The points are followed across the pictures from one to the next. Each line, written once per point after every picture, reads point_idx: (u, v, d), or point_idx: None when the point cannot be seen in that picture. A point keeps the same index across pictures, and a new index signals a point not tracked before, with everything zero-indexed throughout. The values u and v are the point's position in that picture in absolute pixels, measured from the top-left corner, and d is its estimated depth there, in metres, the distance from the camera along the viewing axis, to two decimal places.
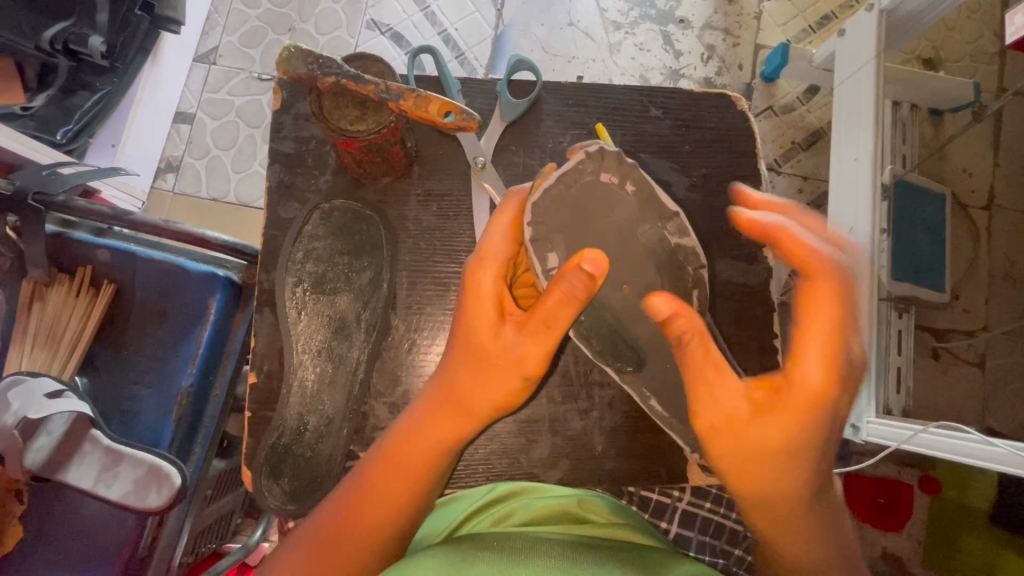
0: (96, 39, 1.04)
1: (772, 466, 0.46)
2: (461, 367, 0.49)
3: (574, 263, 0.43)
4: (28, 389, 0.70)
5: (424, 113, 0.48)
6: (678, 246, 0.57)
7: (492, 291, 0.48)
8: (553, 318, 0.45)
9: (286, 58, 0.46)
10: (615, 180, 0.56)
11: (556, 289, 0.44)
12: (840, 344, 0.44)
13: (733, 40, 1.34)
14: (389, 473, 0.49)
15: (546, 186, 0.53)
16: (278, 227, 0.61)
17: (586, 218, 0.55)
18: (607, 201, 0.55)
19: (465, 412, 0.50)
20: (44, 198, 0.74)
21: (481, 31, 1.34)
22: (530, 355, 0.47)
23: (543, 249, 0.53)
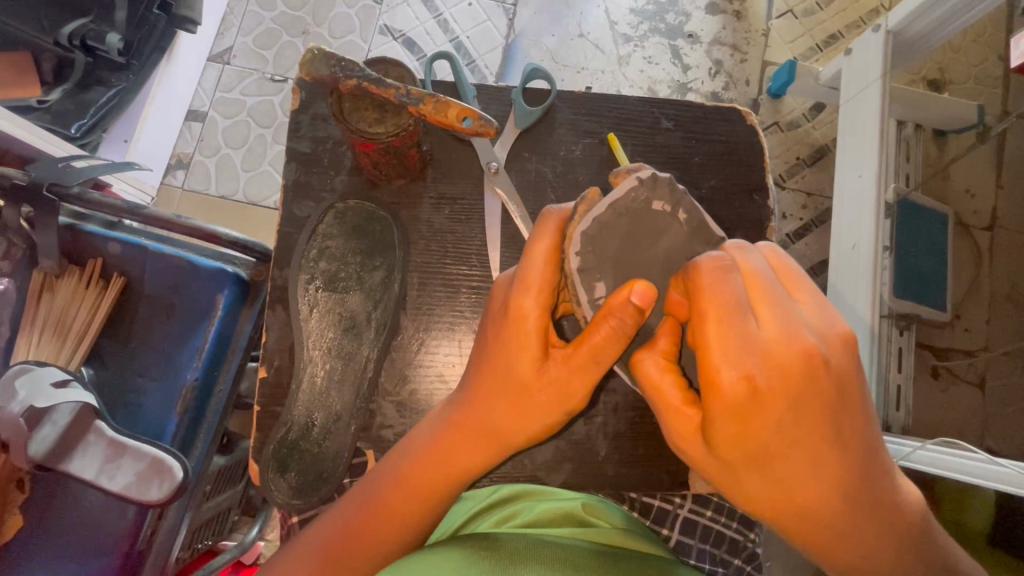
0: (113, 36, 1.07)
1: (742, 470, 0.41)
2: (500, 398, 0.49)
3: (622, 301, 0.42)
4: (35, 378, 0.70)
5: (443, 118, 0.49)
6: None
7: (533, 323, 0.47)
8: (600, 352, 0.45)
9: (309, 60, 0.47)
10: (667, 208, 0.52)
11: (605, 325, 0.43)
12: (735, 342, 0.38)
13: (741, 56, 1.36)
14: (391, 497, 0.51)
15: (592, 215, 0.50)
16: (292, 225, 0.62)
17: (634, 248, 0.51)
18: (655, 230, 0.51)
19: (486, 438, 0.50)
20: (59, 189, 0.74)
21: (493, 40, 1.36)
22: (576, 388, 0.47)
23: (591, 279, 0.50)
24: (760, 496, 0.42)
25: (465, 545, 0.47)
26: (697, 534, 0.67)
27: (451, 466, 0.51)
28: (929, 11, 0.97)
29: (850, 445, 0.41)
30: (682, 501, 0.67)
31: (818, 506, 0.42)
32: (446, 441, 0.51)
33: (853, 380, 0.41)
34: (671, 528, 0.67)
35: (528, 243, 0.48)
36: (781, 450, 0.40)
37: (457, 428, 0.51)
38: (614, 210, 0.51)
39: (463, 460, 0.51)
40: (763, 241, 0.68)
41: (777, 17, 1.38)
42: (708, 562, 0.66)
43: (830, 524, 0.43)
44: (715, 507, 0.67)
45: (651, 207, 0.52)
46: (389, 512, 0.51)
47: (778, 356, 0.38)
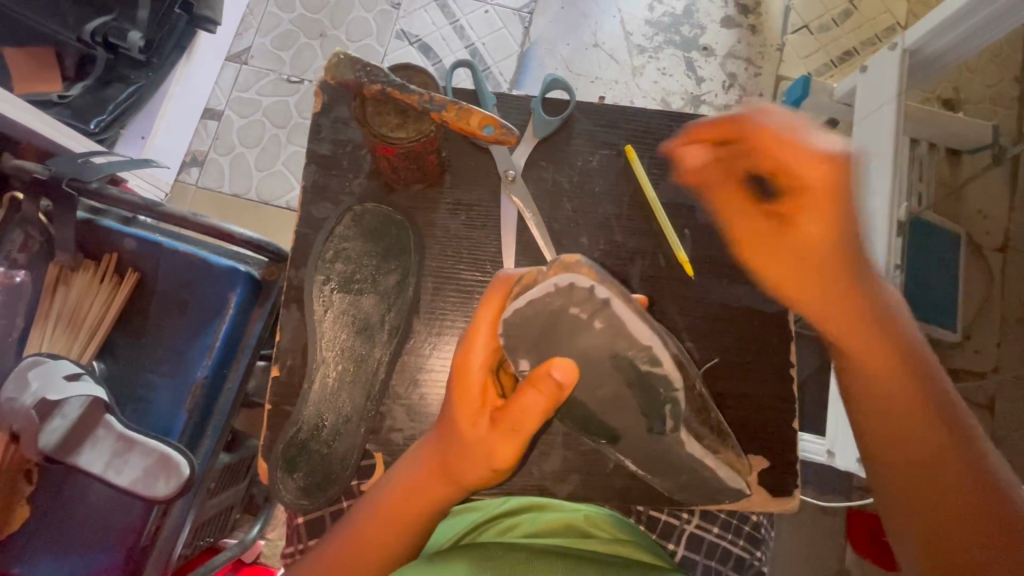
0: (135, 34, 1.08)
1: (845, 321, 0.55)
2: (449, 440, 0.49)
3: (544, 375, 0.43)
4: (48, 370, 0.72)
5: (465, 125, 0.49)
6: (650, 373, 0.48)
7: (477, 377, 0.48)
8: (523, 420, 0.45)
9: (336, 64, 0.48)
10: (585, 314, 0.46)
11: (524, 392, 0.44)
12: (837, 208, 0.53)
13: (755, 70, 1.36)
14: (372, 523, 0.51)
15: (519, 299, 0.45)
16: (310, 226, 0.62)
17: (554, 343, 0.47)
18: (576, 330, 0.46)
19: (445, 477, 0.50)
20: (78, 184, 0.75)
21: (508, 47, 1.37)
22: (501, 450, 0.47)
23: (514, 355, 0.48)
24: (856, 345, 0.55)
25: (460, 560, 0.48)
26: (703, 550, 0.66)
27: (424, 497, 0.51)
28: (951, 28, 0.98)
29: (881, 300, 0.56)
30: (690, 516, 0.67)
31: (884, 347, 0.55)
32: (415, 478, 0.51)
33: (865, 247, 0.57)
34: (677, 543, 0.66)
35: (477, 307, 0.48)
36: (856, 295, 0.55)
37: (422, 468, 0.51)
38: (533, 305, 0.45)
39: (431, 494, 0.51)
40: None
41: (793, 32, 1.38)
42: None
43: (896, 366, 0.55)
44: (723, 524, 0.66)
45: (568, 313, 0.46)
46: (368, 541, 0.51)
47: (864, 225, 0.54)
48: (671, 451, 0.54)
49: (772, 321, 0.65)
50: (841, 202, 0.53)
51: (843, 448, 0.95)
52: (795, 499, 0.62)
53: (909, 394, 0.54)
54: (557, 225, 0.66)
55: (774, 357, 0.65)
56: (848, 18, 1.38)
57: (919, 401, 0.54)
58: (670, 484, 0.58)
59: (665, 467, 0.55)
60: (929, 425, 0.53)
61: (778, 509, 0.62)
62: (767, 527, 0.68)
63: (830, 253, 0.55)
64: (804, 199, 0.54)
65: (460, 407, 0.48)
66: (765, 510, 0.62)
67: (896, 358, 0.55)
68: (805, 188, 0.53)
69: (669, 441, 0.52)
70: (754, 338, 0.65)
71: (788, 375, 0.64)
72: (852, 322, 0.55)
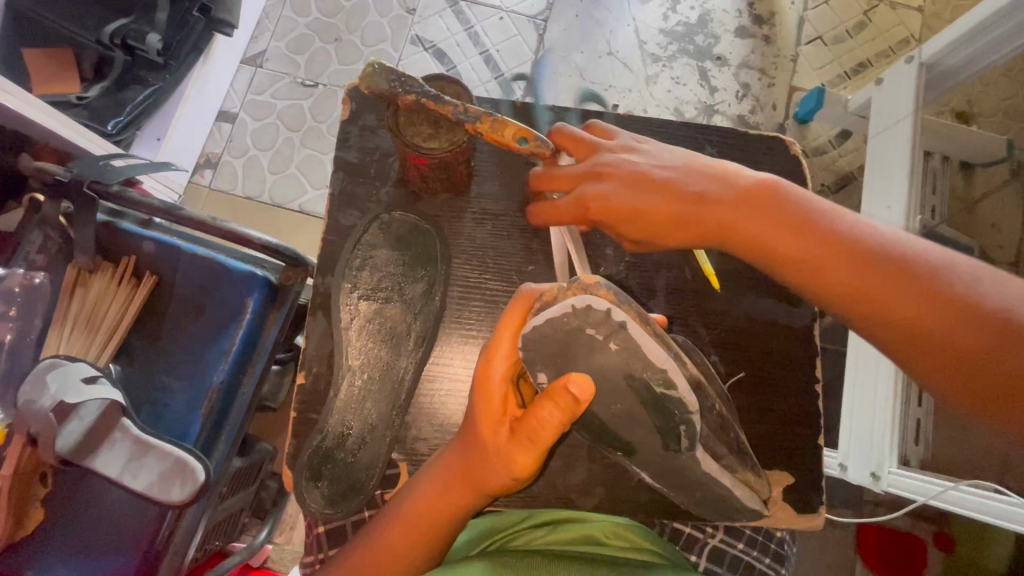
0: (154, 36, 1.08)
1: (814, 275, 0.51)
2: (467, 448, 0.50)
3: (561, 390, 0.44)
4: (66, 373, 0.71)
5: (500, 137, 0.49)
6: (666, 397, 0.45)
7: (497, 387, 0.48)
8: (541, 430, 0.46)
9: (370, 74, 0.48)
10: (600, 335, 0.43)
11: (542, 406, 0.45)
12: (653, 184, 0.57)
13: (768, 80, 1.36)
14: (392, 535, 0.51)
15: (539, 316, 0.44)
16: (337, 234, 0.62)
17: (570, 360, 0.45)
18: (589, 346, 0.44)
19: (463, 486, 0.50)
20: (99, 187, 0.75)
21: (522, 54, 1.37)
22: (520, 461, 0.47)
23: (533, 368, 0.48)
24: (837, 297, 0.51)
25: (481, 566, 0.49)
26: (726, 564, 0.65)
27: (442, 507, 0.51)
28: (972, 40, 0.97)
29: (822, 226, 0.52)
30: (713, 530, 0.66)
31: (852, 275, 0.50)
32: (433, 489, 0.51)
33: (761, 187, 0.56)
34: (699, 556, 0.66)
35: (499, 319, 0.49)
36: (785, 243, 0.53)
37: (441, 480, 0.51)
38: (550, 325, 0.43)
39: (450, 503, 0.51)
40: None
41: (806, 43, 1.38)
42: None
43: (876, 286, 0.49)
44: (746, 539, 0.65)
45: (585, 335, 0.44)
46: (390, 551, 0.51)
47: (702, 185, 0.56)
48: (688, 469, 0.52)
49: (797, 335, 0.65)
50: (649, 194, 0.57)
51: (858, 462, 0.94)
52: (819, 517, 0.62)
53: (864, 282, 0.49)
54: (582, 235, 0.65)
55: (798, 371, 0.65)
56: (863, 29, 1.38)
57: (876, 284, 0.49)
58: (686, 498, 0.57)
59: (680, 482, 0.54)
60: (901, 299, 0.47)
61: (802, 526, 0.62)
62: (790, 544, 0.68)
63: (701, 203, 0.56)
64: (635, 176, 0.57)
65: (481, 416, 0.48)
66: (788, 527, 0.62)
67: (833, 250, 0.51)
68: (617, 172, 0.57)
69: (686, 459, 0.51)
70: (778, 352, 0.65)
71: (811, 390, 0.64)
72: (773, 241, 0.53)
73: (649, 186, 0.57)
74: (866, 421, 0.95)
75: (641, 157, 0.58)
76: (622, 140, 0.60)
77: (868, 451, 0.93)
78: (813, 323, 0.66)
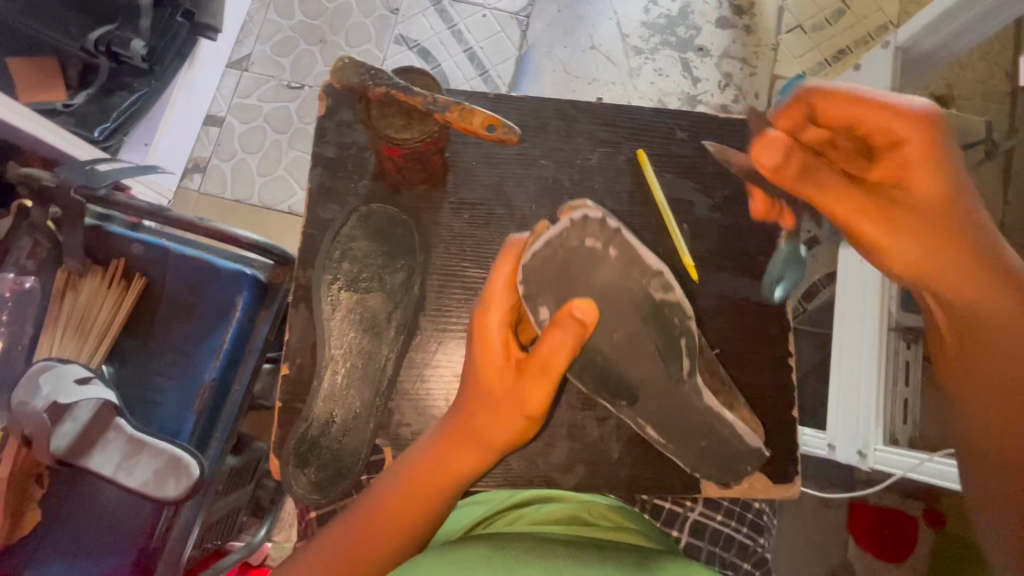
0: (138, 42, 1.09)
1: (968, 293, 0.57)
2: (471, 401, 0.51)
3: (566, 313, 0.45)
4: (58, 375, 0.73)
5: (468, 125, 0.50)
6: (664, 301, 0.52)
7: (497, 335, 0.50)
8: (550, 361, 0.46)
9: (340, 68, 0.50)
10: (599, 245, 0.50)
11: (549, 337, 0.46)
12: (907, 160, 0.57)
13: (750, 69, 1.38)
14: (394, 500, 0.54)
15: (541, 238, 0.49)
16: (317, 227, 0.63)
17: (575, 278, 0.50)
18: (591, 261, 0.50)
19: (469, 440, 0.52)
20: (86, 191, 0.76)
21: (506, 50, 1.38)
22: (531, 399, 0.49)
23: (534, 303, 0.49)
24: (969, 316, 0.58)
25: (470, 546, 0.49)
26: (706, 536, 0.67)
27: (447, 464, 0.53)
28: (945, 24, 0.99)
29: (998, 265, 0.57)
30: (693, 504, 0.68)
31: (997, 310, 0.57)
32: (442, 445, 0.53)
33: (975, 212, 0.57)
34: (680, 530, 0.67)
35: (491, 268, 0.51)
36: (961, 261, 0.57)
37: (451, 438, 0.53)
38: (551, 244, 0.49)
39: (455, 461, 0.53)
40: (776, 250, 0.68)
41: (787, 32, 1.40)
42: (717, 565, 0.66)
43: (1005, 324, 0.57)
44: (724, 511, 0.67)
45: (584, 244, 0.50)
46: (393, 517, 0.53)
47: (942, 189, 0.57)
48: (692, 407, 0.54)
49: (772, 315, 0.67)
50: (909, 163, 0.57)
51: (844, 441, 0.96)
52: (795, 486, 0.64)
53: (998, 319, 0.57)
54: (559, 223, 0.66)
55: (773, 348, 0.66)
56: (841, 17, 1.40)
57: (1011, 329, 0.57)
58: (689, 453, 0.58)
59: (687, 431, 0.56)
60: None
61: (778, 495, 0.63)
62: (769, 515, 0.69)
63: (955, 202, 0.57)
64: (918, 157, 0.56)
65: (484, 364, 0.50)
66: (765, 497, 0.64)
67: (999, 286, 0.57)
68: (912, 152, 0.56)
69: None
70: (753, 331, 0.66)
71: (785, 365, 0.66)
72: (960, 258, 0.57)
73: (929, 167, 0.56)
74: (852, 401, 0.96)
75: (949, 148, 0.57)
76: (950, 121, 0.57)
77: (854, 430, 0.95)
78: (785, 302, 0.67)
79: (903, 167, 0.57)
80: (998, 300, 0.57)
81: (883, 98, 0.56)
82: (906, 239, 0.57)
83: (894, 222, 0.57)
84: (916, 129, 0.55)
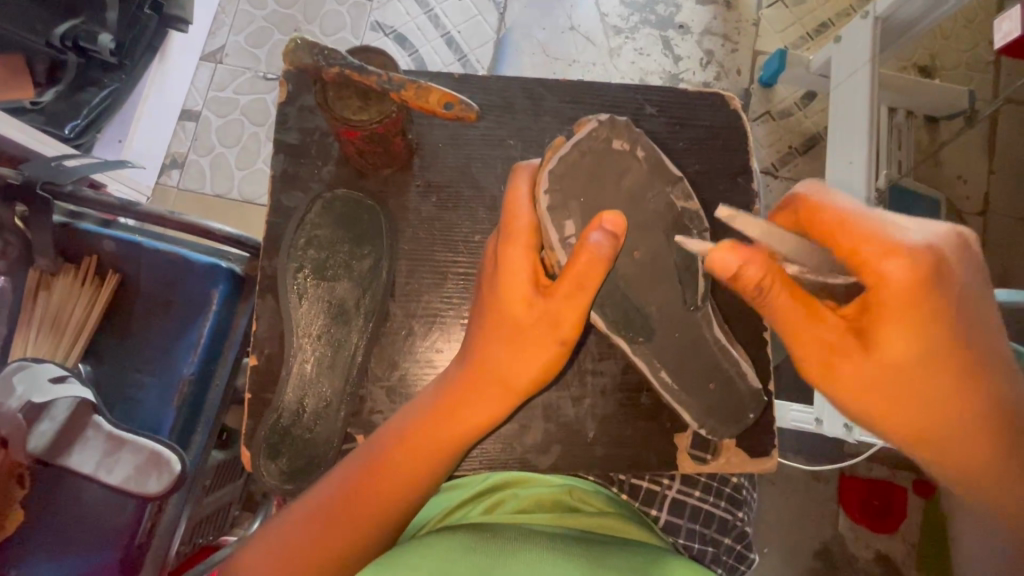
0: (105, 36, 1.06)
1: (947, 441, 0.49)
2: (499, 338, 0.51)
3: (597, 222, 0.47)
4: (33, 373, 0.72)
5: (425, 104, 0.50)
6: (684, 211, 0.56)
7: (524, 265, 0.51)
8: (588, 274, 0.48)
9: (292, 50, 0.48)
10: (626, 148, 0.54)
11: (584, 249, 0.47)
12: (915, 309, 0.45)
13: (731, 46, 1.36)
14: (395, 460, 0.52)
15: (561, 153, 0.53)
16: (281, 216, 0.63)
17: (601, 186, 0.54)
18: (618, 168, 0.54)
19: (491, 383, 0.52)
20: (52, 188, 0.75)
21: (483, 34, 1.36)
22: (567, 318, 0.50)
23: (560, 218, 0.52)
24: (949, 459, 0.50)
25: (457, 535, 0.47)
26: (686, 514, 0.67)
27: (466, 413, 0.53)
28: None
29: (991, 416, 0.48)
30: (671, 481, 0.68)
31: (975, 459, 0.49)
32: (457, 391, 0.53)
33: (980, 358, 0.47)
34: (660, 509, 0.67)
35: (507, 194, 0.52)
36: (945, 415, 0.48)
37: (475, 379, 0.53)
38: (578, 150, 0.53)
39: (475, 413, 0.53)
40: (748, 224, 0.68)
41: (768, 6, 1.38)
42: (697, 542, 0.67)
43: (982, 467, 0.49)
44: (703, 486, 0.68)
45: (612, 147, 0.54)
46: (391, 479, 0.52)
47: (945, 340, 0.46)
48: (703, 339, 0.55)
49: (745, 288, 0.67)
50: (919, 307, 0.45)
51: (829, 415, 0.96)
52: (773, 458, 0.64)
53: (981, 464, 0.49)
54: None
55: (746, 322, 0.66)
56: None
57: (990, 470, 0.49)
58: (698, 397, 0.58)
59: (697, 370, 0.56)
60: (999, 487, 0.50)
61: (754, 469, 0.64)
62: (748, 489, 0.70)
63: (949, 357, 0.46)
64: (927, 308, 0.45)
65: (511, 295, 0.51)
66: (741, 470, 0.64)
67: (989, 436, 0.48)
68: (904, 296, 0.45)
69: None
70: (725, 305, 0.66)
71: (759, 338, 0.66)
72: (945, 413, 0.48)
73: (947, 326, 0.46)
74: None
75: (959, 289, 0.46)
76: (971, 262, 0.47)
77: None
78: None
79: (894, 318, 0.45)
80: (971, 452, 0.49)
81: (886, 230, 0.45)
82: (904, 401, 0.48)
83: (861, 369, 0.48)
84: (925, 271, 0.44)
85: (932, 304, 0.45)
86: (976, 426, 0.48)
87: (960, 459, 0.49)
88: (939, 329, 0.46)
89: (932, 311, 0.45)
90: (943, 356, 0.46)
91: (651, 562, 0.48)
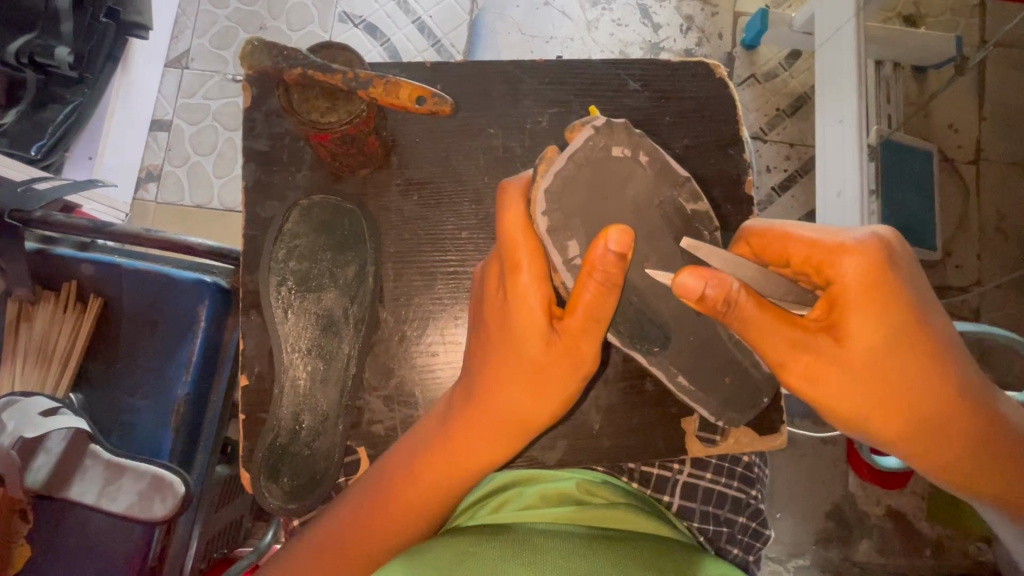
0: (62, 50, 1.00)
1: (916, 412, 0.49)
2: (518, 382, 0.51)
3: (601, 250, 0.44)
4: (23, 409, 0.71)
5: (395, 100, 0.47)
6: (694, 212, 0.54)
7: (534, 302, 0.49)
8: (598, 306, 0.47)
9: (251, 51, 0.46)
10: (628, 152, 0.52)
11: (592, 282, 0.45)
12: (871, 295, 0.47)
13: (711, 9, 1.32)
14: (417, 475, 0.53)
15: (554, 170, 0.51)
16: (257, 227, 0.60)
17: (601, 190, 0.52)
18: (619, 176, 0.52)
19: (508, 420, 0.52)
20: (21, 215, 0.72)
21: (456, 17, 1.31)
22: (585, 350, 0.50)
23: (562, 239, 0.51)
24: (920, 430, 0.50)
25: (469, 535, 0.47)
26: (699, 497, 0.67)
27: (484, 450, 0.53)
28: None
29: (948, 373, 0.49)
30: (681, 466, 0.67)
31: (943, 419, 0.50)
32: (461, 423, 0.52)
33: (931, 325, 0.49)
34: (673, 494, 0.67)
35: (502, 218, 0.50)
36: (908, 386, 0.48)
37: (494, 420, 0.52)
38: (575, 162, 0.51)
39: (490, 445, 0.53)
40: (742, 196, 0.66)
41: None
42: (712, 523, 0.67)
43: (948, 428, 0.50)
44: (713, 469, 0.67)
45: (612, 154, 0.52)
46: (412, 489, 0.53)
47: (898, 316, 0.47)
48: (716, 336, 0.56)
49: None
50: (873, 292, 0.47)
51: None
52: (782, 434, 0.63)
53: (949, 425, 0.50)
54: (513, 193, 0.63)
55: None
56: None
57: (962, 426, 0.50)
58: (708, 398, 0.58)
59: (712, 367, 0.56)
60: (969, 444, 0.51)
61: (765, 447, 0.63)
62: (760, 467, 0.69)
63: (922, 339, 0.48)
64: (880, 294, 0.47)
65: (528, 334, 0.49)
66: (752, 449, 0.63)
67: (947, 396, 0.49)
68: (865, 289, 0.47)
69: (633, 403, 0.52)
70: None
71: None
72: (909, 382, 0.48)
73: (895, 305, 0.47)
74: None
75: (916, 281, 0.49)
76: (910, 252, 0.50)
77: None
78: None
79: (852, 307, 0.47)
80: (938, 412, 0.49)
81: (825, 234, 0.48)
82: (867, 384, 0.48)
83: (831, 363, 0.48)
84: (876, 262, 0.47)
85: (883, 292, 0.47)
86: (939, 387, 0.49)
87: (931, 428, 0.50)
88: (900, 308, 0.47)
89: (884, 296, 0.47)
90: (900, 329, 0.48)
91: (664, 563, 0.46)
